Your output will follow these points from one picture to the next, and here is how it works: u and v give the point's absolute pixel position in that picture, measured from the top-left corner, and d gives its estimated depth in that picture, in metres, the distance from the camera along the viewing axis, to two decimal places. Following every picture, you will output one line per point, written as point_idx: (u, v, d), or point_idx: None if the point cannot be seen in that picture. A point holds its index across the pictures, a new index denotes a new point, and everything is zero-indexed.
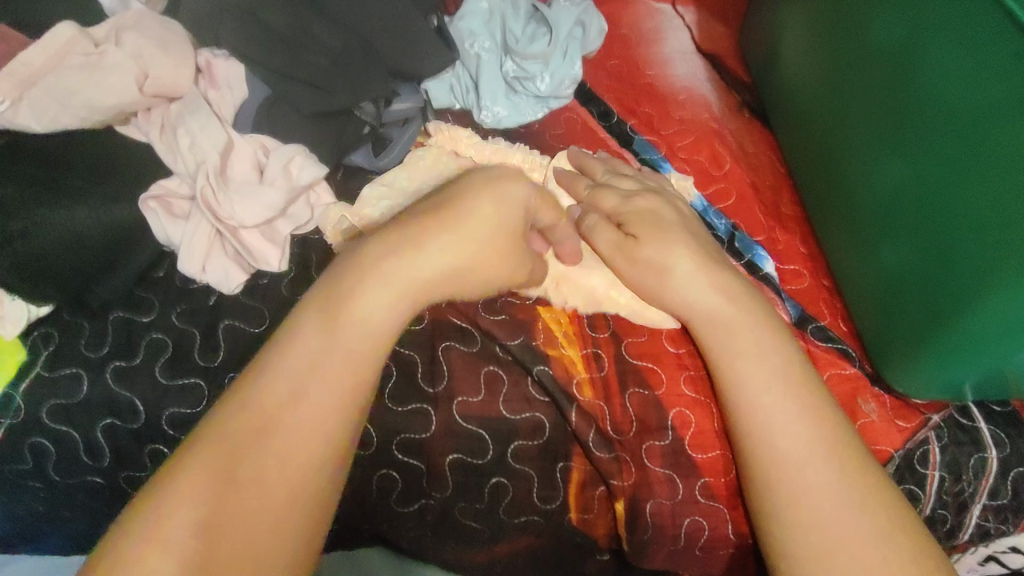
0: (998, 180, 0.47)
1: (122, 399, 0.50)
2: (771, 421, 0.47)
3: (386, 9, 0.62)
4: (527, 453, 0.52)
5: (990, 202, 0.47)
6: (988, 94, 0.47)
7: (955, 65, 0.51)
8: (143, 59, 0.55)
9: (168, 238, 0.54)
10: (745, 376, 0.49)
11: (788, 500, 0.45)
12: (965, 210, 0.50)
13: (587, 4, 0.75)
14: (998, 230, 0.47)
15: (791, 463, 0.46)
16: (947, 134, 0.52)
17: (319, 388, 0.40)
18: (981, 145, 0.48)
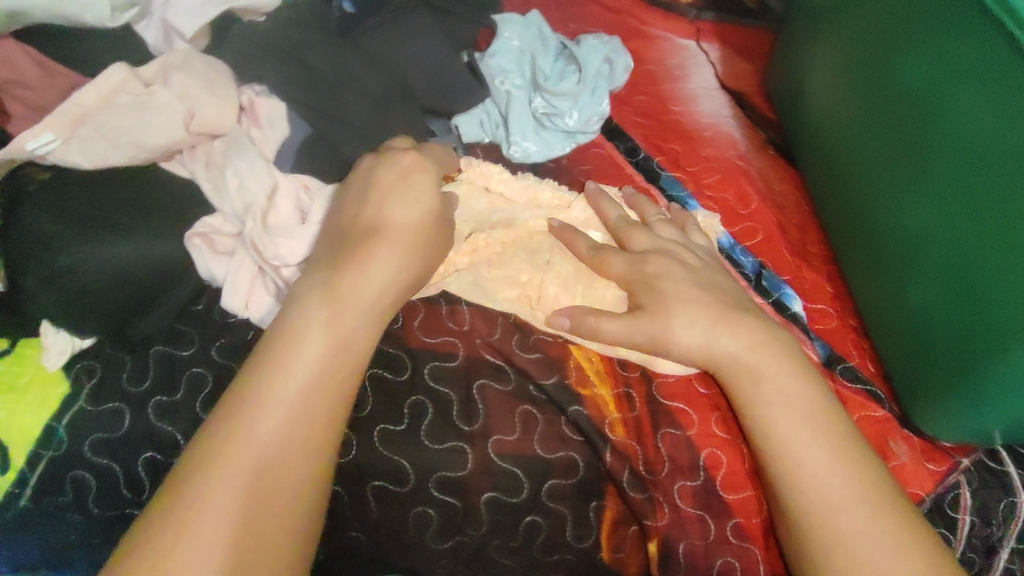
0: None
1: (164, 433, 0.51)
2: (804, 461, 0.48)
3: (423, 50, 0.63)
4: (562, 492, 0.52)
5: (1021, 250, 0.48)
6: (1018, 144, 0.49)
7: (984, 114, 0.52)
8: (189, 99, 0.56)
9: (211, 274, 0.55)
10: (777, 417, 0.50)
11: (825, 541, 0.46)
12: (995, 255, 0.51)
13: (614, 43, 0.77)
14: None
15: (827, 505, 0.47)
16: (974, 179, 0.53)
17: (301, 414, 0.43)
18: (1008, 192, 0.49)
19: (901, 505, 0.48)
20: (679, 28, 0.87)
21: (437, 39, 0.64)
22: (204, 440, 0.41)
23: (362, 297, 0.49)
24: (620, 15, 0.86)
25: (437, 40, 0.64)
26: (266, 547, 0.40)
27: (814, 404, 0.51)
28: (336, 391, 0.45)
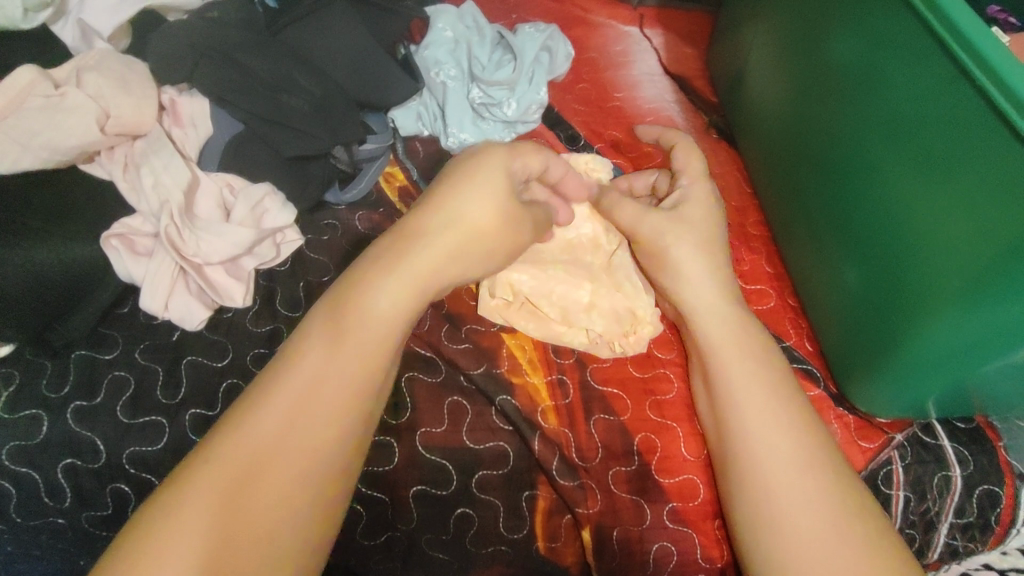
0: (962, 203, 0.46)
1: (83, 439, 0.49)
2: (746, 435, 0.47)
3: (346, 42, 0.63)
4: (492, 483, 0.51)
5: (957, 225, 0.47)
6: (951, 117, 0.47)
7: (916, 88, 0.50)
8: (105, 99, 0.55)
9: (131, 277, 0.54)
10: (732, 390, 0.49)
11: (764, 516, 0.44)
12: (929, 231, 0.50)
13: (551, 31, 0.76)
14: (962, 252, 0.47)
15: (762, 480, 0.45)
16: (908, 155, 0.51)
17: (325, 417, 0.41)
18: (938, 163, 0.48)
19: (850, 477, 0.45)
20: (621, 15, 0.86)
21: (360, 30, 0.63)
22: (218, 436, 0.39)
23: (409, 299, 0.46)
24: (563, 3, 0.86)
25: (361, 31, 0.63)
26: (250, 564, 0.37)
27: (779, 377, 0.49)
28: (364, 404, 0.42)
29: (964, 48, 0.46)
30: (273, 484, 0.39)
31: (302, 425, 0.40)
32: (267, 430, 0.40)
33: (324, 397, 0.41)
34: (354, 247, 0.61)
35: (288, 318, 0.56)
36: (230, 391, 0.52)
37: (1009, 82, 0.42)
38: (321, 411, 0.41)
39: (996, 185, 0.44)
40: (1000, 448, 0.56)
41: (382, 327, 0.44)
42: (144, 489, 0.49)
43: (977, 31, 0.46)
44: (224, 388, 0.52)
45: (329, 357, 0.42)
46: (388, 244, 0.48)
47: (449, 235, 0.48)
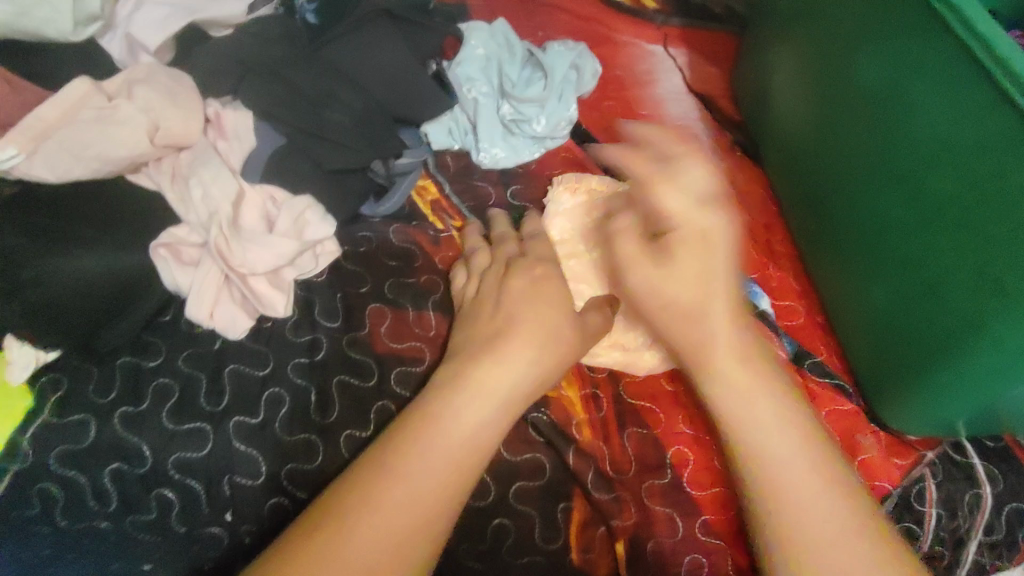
0: (1000, 226, 0.47)
1: (130, 444, 0.50)
2: (767, 455, 0.41)
3: (385, 58, 0.64)
4: (529, 494, 0.52)
5: (991, 244, 0.48)
6: (983, 142, 0.49)
7: (941, 111, 0.52)
8: (153, 112, 0.57)
9: (176, 286, 0.55)
10: (751, 420, 0.43)
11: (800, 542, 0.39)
12: (961, 248, 0.51)
13: (580, 49, 0.79)
14: (994, 268, 0.48)
15: (797, 506, 0.40)
16: (935, 175, 0.53)
17: (428, 470, 0.39)
18: (974, 185, 0.49)
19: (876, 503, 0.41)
20: (646, 34, 0.88)
21: (400, 47, 0.64)
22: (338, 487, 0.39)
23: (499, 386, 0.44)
24: (589, 22, 0.87)
25: (400, 48, 0.64)
26: None
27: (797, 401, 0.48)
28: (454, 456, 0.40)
29: (995, 67, 0.48)
30: (371, 542, 0.36)
31: (407, 491, 0.38)
32: (377, 493, 0.37)
33: (424, 451, 0.40)
34: (390, 259, 0.62)
35: (328, 328, 0.57)
36: (274, 400, 0.53)
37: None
38: (434, 476, 0.39)
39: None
40: None
41: (486, 406, 0.43)
42: (189, 494, 0.50)
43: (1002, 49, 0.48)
44: (268, 397, 0.53)
45: (432, 426, 0.41)
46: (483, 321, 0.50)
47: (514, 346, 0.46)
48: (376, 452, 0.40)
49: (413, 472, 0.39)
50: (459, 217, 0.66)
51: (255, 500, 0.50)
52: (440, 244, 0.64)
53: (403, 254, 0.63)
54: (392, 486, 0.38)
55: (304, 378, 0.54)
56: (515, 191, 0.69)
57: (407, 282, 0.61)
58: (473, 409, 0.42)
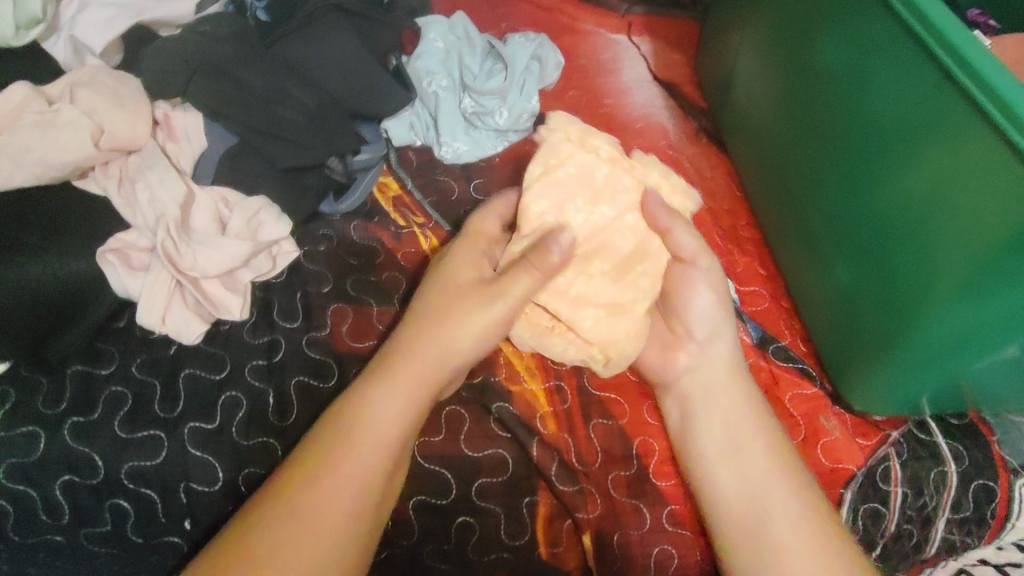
0: (957, 206, 0.47)
1: (80, 455, 0.49)
2: (743, 466, 0.49)
3: (337, 53, 0.63)
4: (492, 490, 0.51)
5: (946, 222, 0.48)
6: (937, 119, 0.48)
7: (906, 101, 0.51)
8: (98, 114, 0.56)
9: (126, 291, 0.54)
10: (732, 426, 0.51)
11: (762, 535, 0.46)
12: (929, 238, 0.49)
13: (541, 40, 0.77)
14: (953, 250, 0.47)
15: (760, 506, 0.47)
16: (902, 165, 0.52)
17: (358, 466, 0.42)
18: (929, 163, 0.49)
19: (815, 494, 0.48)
20: (611, 23, 0.87)
21: (354, 42, 0.64)
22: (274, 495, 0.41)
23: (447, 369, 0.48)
24: (551, 12, 0.86)
25: (354, 42, 0.63)
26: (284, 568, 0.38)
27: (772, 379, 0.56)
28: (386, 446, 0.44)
29: (953, 57, 0.46)
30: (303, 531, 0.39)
31: (380, 421, 0.44)
32: (361, 432, 0.43)
33: (358, 453, 0.43)
34: (350, 257, 0.61)
35: (285, 329, 0.56)
36: (229, 404, 0.52)
37: (999, 90, 0.43)
38: (346, 486, 0.42)
39: (995, 191, 0.44)
40: (992, 442, 0.57)
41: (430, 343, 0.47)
42: (143, 503, 0.49)
43: (962, 39, 0.46)
44: (222, 401, 0.52)
45: (447, 336, 0.48)
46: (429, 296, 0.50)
47: (457, 333, 0.48)
48: (355, 403, 0.44)
49: (387, 407, 0.44)
50: (422, 214, 0.65)
51: (214, 506, 0.49)
52: (402, 240, 0.63)
53: (363, 251, 0.62)
54: (369, 424, 0.43)
55: (261, 381, 0.53)
56: (478, 184, 0.68)
57: (370, 280, 0.60)
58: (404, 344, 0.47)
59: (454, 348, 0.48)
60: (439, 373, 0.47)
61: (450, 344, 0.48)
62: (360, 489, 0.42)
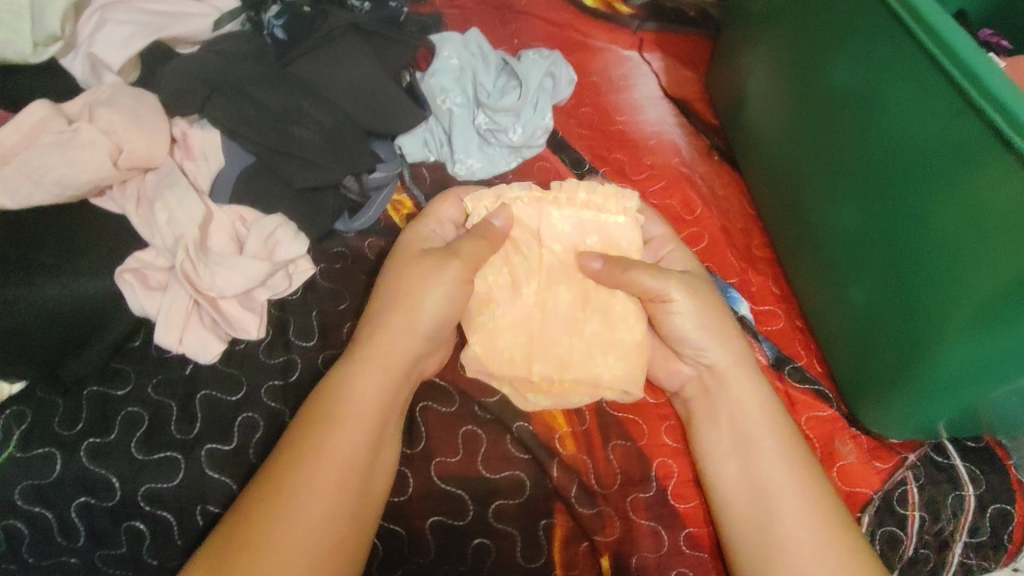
0: (970, 228, 0.47)
1: (97, 476, 0.48)
2: (752, 469, 0.50)
3: (353, 71, 0.63)
4: (508, 512, 0.51)
5: (960, 245, 0.48)
6: (951, 142, 0.48)
7: (925, 130, 0.51)
8: (117, 134, 0.56)
9: (144, 311, 0.54)
10: (748, 430, 0.52)
11: (766, 533, 0.48)
12: (939, 264, 0.50)
13: (554, 57, 0.78)
14: (965, 272, 0.48)
15: (769, 492, 0.49)
16: (917, 197, 0.52)
17: (343, 439, 0.46)
18: (942, 185, 0.49)
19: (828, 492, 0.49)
20: (622, 39, 0.87)
21: (371, 61, 0.64)
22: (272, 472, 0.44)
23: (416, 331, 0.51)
24: (562, 29, 0.87)
25: (371, 61, 0.64)
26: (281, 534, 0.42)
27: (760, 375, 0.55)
28: (362, 415, 0.47)
29: (980, 90, 0.46)
30: (305, 508, 0.43)
31: (341, 448, 0.45)
32: (320, 463, 0.44)
33: (339, 420, 0.46)
34: (365, 276, 0.61)
35: (302, 348, 0.56)
36: (247, 424, 0.51)
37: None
38: (335, 455, 0.45)
39: (1002, 211, 0.44)
40: (1009, 465, 0.57)
41: (379, 371, 0.49)
42: (159, 526, 0.49)
43: (989, 75, 0.46)
44: (240, 421, 0.51)
45: (413, 304, 0.51)
46: (382, 330, 0.51)
47: (422, 303, 0.51)
48: (303, 442, 0.45)
49: (341, 441, 0.46)
50: None
51: None
52: None
53: (378, 270, 0.62)
54: (325, 457, 0.45)
55: (277, 401, 0.53)
56: None
57: None
58: (358, 382, 0.48)
59: (421, 318, 0.51)
60: (404, 342, 0.50)
61: (416, 313, 0.51)
62: (343, 463, 0.45)
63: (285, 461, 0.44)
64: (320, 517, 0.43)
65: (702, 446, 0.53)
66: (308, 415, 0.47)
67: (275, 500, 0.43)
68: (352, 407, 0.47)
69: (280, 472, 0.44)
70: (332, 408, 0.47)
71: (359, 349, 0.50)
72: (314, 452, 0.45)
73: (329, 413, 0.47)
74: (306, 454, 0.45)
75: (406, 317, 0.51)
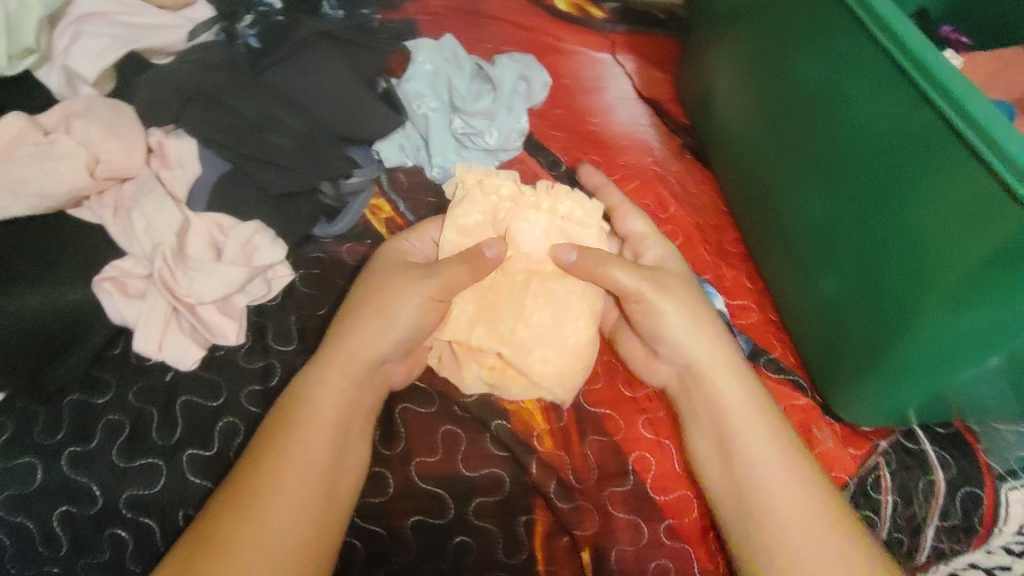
0: (932, 218, 0.48)
1: (79, 484, 0.49)
2: (742, 462, 0.50)
3: (326, 77, 0.64)
4: (488, 510, 0.51)
5: (924, 234, 0.49)
6: (910, 135, 0.50)
7: (899, 142, 0.51)
8: (92, 145, 0.56)
9: (123, 319, 0.54)
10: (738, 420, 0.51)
11: (761, 526, 0.48)
12: (905, 253, 0.51)
13: (527, 62, 0.79)
14: (930, 261, 0.49)
15: (764, 486, 0.49)
16: (889, 205, 0.53)
17: (312, 439, 0.46)
18: (904, 176, 0.51)
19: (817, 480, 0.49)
20: (594, 42, 0.89)
21: (344, 68, 0.65)
22: (243, 473, 0.44)
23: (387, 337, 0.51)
24: (536, 33, 0.88)
25: (344, 69, 0.65)
26: (250, 534, 0.42)
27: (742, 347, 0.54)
28: (331, 416, 0.47)
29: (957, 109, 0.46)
30: (276, 509, 0.43)
31: (308, 451, 0.45)
32: (286, 466, 0.44)
33: (310, 421, 0.47)
34: (343, 280, 0.62)
35: (281, 352, 0.57)
36: (227, 429, 0.52)
37: (1009, 154, 0.42)
38: (305, 454, 0.45)
39: (962, 200, 0.46)
40: (978, 450, 0.58)
41: (347, 373, 0.49)
42: (141, 532, 0.49)
43: (942, 71, 0.48)
44: (221, 426, 0.52)
45: (383, 308, 0.52)
46: (347, 337, 0.51)
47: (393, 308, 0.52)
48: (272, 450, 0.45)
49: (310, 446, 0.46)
50: None
51: None
52: None
53: (356, 273, 0.62)
54: (290, 467, 0.44)
55: (258, 405, 0.54)
56: None
57: None
58: (325, 387, 0.48)
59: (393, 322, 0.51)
60: (374, 346, 0.51)
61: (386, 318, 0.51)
62: (313, 462, 0.45)
63: (256, 462, 0.45)
64: (290, 516, 0.43)
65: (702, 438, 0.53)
66: (270, 427, 0.47)
67: (244, 500, 0.43)
68: (322, 413, 0.47)
69: (250, 474, 0.44)
70: (297, 414, 0.47)
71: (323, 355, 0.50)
72: (283, 453, 0.45)
73: (300, 414, 0.47)
74: (276, 455, 0.45)
75: (377, 318, 0.51)
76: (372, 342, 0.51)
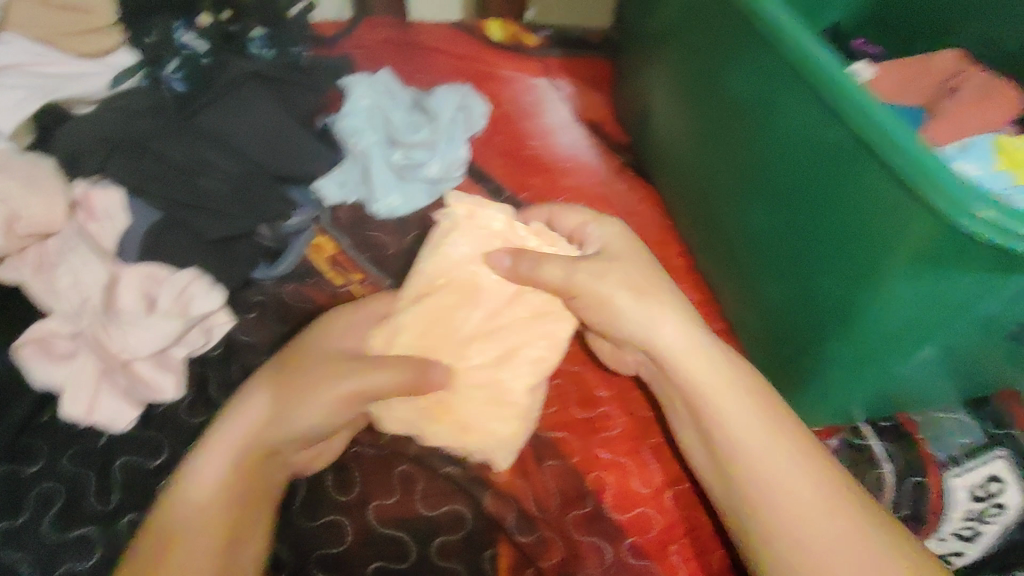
0: (851, 219, 0.51)
1: (8, 560, 0.46)
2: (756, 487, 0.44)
3: (261, 120, 0.63)
4: (452, 549, 0.50)
5: (847, 233, 0.51)
6: (828, 142, 0.52)
7: (817, 149, 0.53)
8: (11, 201, 0.54)
9: (51, 382, 0.52)
10: (739, 438, 0.45)
11: (795, 558, 0.42)
12: (833, 255, 0.53)
13: (464, 90, 0.80)
14: (855, 262, 0.51)
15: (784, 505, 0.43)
16: (823, 221, 0.54)
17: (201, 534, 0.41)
18: (827, 181, 0.53)
19: (835, 490, 0.43)
20: (531, 68, 0.90)
21: (278, 109, 0.64)
22: None
23: (290, 417, 0.46)
24: (473, 62, 0.89)
25: (278, 109, 0.64)
26: None
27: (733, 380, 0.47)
28: (218, 510, 0.42)
29: (880, 141, 0.46)
30: None
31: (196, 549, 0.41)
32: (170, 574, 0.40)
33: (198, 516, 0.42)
34: (288, 323, 0.60)
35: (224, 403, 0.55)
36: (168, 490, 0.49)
37: (900, 161, 0.45)
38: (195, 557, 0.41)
39: (876, 202, 0.48)
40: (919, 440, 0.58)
41: (230, 458, 0.44)
42: None
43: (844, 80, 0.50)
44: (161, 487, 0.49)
45: (286, 382, 0.47)
46: (247, 414, 0.46)
47: (294, 377, 0.48)
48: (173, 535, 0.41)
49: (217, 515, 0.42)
50: (358, 271, 0.65)
51: None
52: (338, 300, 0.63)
53: (301, 314, 0.61)
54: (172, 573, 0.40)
55: None
56: (415, 236, 0.68)
57: None
58: (212, 468, 0.43)
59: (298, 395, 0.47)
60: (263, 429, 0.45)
61: (287, 394, 0.47)
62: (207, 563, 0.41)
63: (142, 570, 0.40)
64: None
65: (706, 462, 0.48)
66: (157, 535, 0.41)
67: None
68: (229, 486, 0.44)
69: None
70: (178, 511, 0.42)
71: (226, 425, 0.45)
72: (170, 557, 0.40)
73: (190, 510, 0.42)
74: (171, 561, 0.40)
75: (284, 398, 0.47)
76: (274, 423, 0.46)
